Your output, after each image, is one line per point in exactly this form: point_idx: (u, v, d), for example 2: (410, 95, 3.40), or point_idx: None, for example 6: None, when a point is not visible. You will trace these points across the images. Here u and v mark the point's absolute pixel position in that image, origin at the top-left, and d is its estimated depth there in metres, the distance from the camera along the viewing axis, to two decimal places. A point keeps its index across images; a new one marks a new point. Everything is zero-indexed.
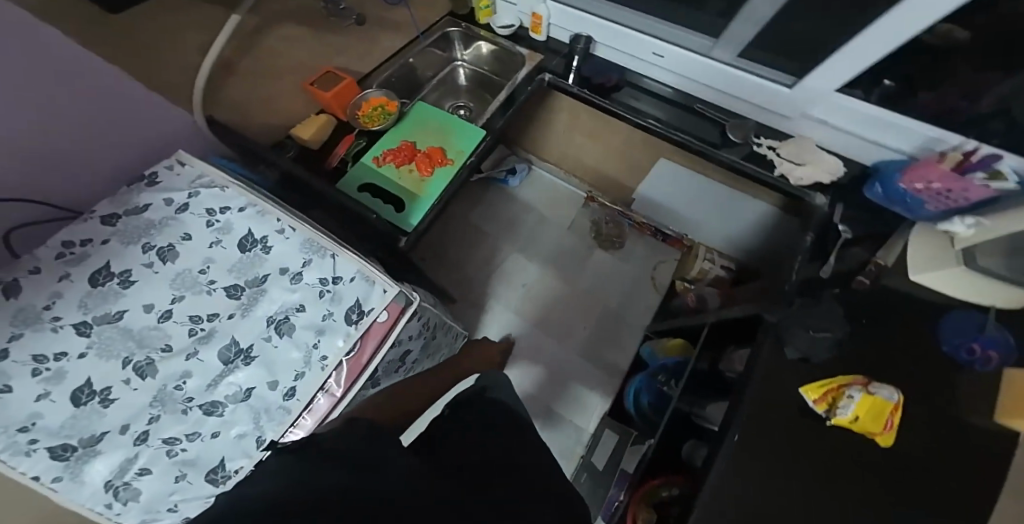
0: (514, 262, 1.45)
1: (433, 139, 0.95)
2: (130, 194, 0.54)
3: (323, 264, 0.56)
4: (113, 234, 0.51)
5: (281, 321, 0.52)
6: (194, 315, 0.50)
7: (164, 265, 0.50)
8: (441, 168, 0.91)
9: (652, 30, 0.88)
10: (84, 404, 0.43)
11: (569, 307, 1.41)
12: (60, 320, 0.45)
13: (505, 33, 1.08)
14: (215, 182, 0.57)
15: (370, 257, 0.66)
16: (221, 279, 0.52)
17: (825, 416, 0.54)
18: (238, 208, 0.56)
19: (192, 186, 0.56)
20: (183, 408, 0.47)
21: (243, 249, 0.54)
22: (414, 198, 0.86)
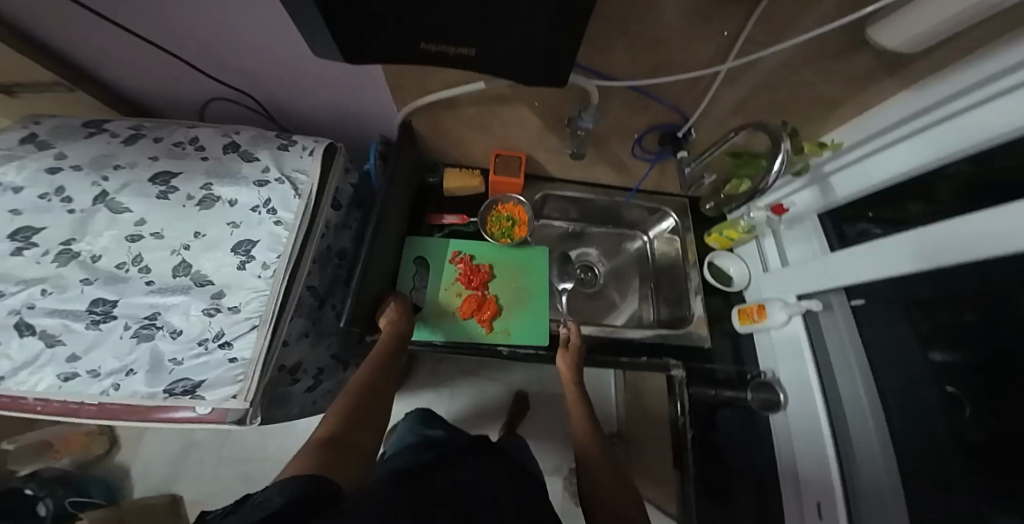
0: (486, 395, 1.26)
1: (511, 296, 0.83)
2: (261, 145, 0.64)
3: (239, 324, 0.52)
4: (211, 161, 0.62)
5: (149, 326, 0.51)
6: (139, 257, 0.54)
7: (191, 208, 0.58)
8: (475, 325, 0.78)
9: (854, 470, 0.63)
10: (16, 241, 0.53)
11: None
12: (104, 181, 0.58)
13: (725, 286, 0.91)
14: (300, 186, 0.61)
15: (302, 336, 0.60)
16: (192, 254, 0.55)
17: None
18: (276, 218, 0.59)
19: (284, 174, 0.62)
20: (19, 305, 0.51)
21: (231, 249, 0.56)
22: (427, 317, 0.79)
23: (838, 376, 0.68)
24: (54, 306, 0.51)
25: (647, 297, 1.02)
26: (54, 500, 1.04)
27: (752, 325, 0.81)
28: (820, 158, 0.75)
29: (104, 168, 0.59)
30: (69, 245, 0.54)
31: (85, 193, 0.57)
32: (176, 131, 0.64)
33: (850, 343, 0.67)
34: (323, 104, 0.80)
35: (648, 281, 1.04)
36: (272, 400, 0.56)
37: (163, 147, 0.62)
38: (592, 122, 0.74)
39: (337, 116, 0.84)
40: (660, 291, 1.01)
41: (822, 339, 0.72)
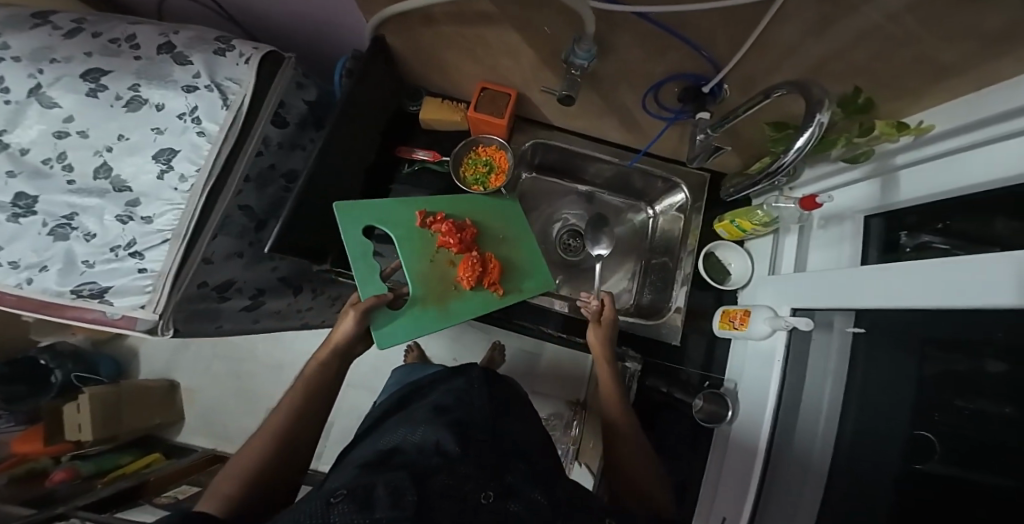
0: (460, 335, 1.33)
1: (502, 250, 0.81)
2: (198, 46, 0.60)
3: (148, 240, 0.56)
4: (144, 59, 0.60)
5: (64, 226, 0.58)
6: (63, 156, 0.59)
7: (117, 110, 0.59)
8: (485, 292, 0.75)
9: (782, 492, 0.64)
10: None
11: None
12: (40, 73, 0.59)
13: (725, 283, 0.83)
14: (231, 96, 0.58)
15: (230, 256, 0.63)
16: (115, 159, 0.58)
17: None
18: (196, 131, 0.57)
19: (214, 80, 0.58)
20: None
21: (156, 159, 0.57)
22: (423, 303, 0.71)
23: (808, 408, 0.63)
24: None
25: (635, 276, 0.95)
26: (62, 372, 1.26)
27: (731, 330, 0.73)
28: (893, 144, 0.51)
29: (41, 61, 0.59)
30: (1, 135, 0.59)
31: (20, 85, 0.59)
32: (116, 28, 0.63)
33: (837, 374, 0.59)
34: (290, 7, 0.71)
35: (641, 259, 0.96)
36: (194, 314, 0.62)
37: (99, 43, 0.61)
38: (588, 60, 0.58)
39: (307, 24, 0.75)
40: (640, 268, 0.95)
41: (802, 357, 0.64)
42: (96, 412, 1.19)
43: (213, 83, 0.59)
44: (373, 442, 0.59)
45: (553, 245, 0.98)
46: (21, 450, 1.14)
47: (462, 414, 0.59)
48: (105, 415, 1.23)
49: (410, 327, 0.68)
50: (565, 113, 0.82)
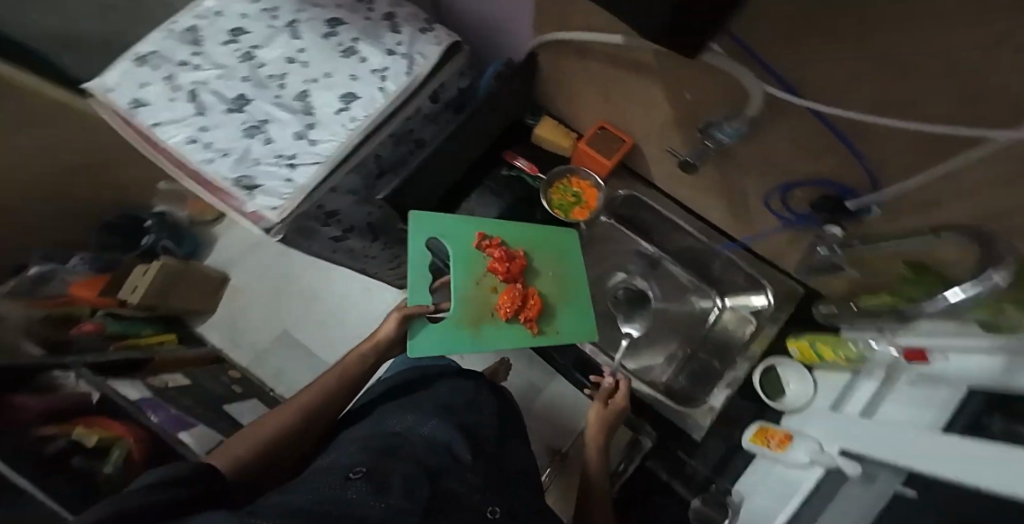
0: None
1: (547, 289, 0.81)
2: (412, 27, 0.75)
3: (310, 154, 0.66)
4: (369, 23, 0.75)
5: (249, 123, 0.68)
6: (279, 74, 0.71)
7: (335, 53, 0.73)
8: (520, 326, 0.76)
9: None
10: (217, 26, 0.73)
11: None
12: (297, 11, 0.76)
13: (775, 402, 0.78)
14: (419, 70, 0.72)
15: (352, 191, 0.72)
16: (313, 87, 0.70)
17: None
18: (385, 90, 0.71)
19: (411, 53, 0.73)
20: (189, 67, 0.70)
21: (346, 98, 0.70)
22: (460, 324, 0.72)
23: None
24: (214, 87, 0.69)
25: (675, 359, 0.92)
26: (154, 237, 1.43)
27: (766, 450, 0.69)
28: None
29: (302, 4, 0.76)
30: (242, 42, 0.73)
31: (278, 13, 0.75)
32: None
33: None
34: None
35: (686, 346, 0.93)
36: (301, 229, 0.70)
37: (346, 4, 0.77)
38: (731, 136, 0.60)
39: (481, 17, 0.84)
40: (686, 353, 0.92)
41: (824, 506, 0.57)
42: (159, 276, 1.32)
43: (407, 53, 0.73)
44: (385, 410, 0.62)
45: (605, 296, 0.98)
46: (79, 291, 1.27)
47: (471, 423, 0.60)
48: (166, 283, 1.35)
49: (443, 344, 0.70)
50: (675, 177, 0.84)
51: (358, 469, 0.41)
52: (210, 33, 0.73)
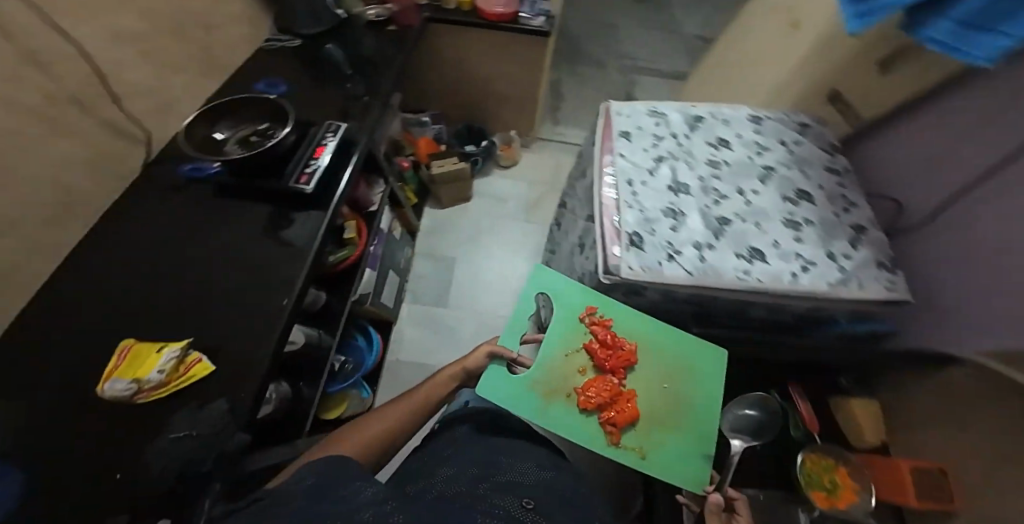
0: None
1: (654, 406, 0.53)
2: (855, 199, 0.69)
3: (628, 214, 0.61)
4: (818, 181, 0.70)
5: (660, 205, 0.63)
6: (694, 169, 0.68)
7: (769, 186, 0.67)
8: (597, 424, 0.50)
9: None
10: (652, 112, 0.77)
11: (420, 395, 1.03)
12: (750, 133, 0.74)
13: None
14: (845, 239, 0.63)
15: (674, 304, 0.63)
16: (734, 199, 0.65)
17: (148, 371, 0.49)
18: (715, 207, 0.63)
19: (841, 220, 0.65)
20: (622, 134, 0.73)
21: (696, 195, 0.65)
22: (546, 396, 0.51)
23: None
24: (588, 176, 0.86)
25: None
26: None
27: None
28: None
29: (741, 125, 0.76)
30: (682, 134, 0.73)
31: (731, 127, 0.75)
32: (825, 138, 0.76)
33: None
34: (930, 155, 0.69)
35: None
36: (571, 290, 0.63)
37: (797, 148, 0.73)
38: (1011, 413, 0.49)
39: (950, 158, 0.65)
40: None
41: None
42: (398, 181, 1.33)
43: (836, 213, 0.66)
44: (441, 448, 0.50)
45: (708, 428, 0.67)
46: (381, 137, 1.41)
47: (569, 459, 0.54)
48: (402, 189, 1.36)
49: (512, 394, 0.50)
50: (951, 444, 0.59)
51: (530, 500, 0.34)
52: (653, 112, 0.75)
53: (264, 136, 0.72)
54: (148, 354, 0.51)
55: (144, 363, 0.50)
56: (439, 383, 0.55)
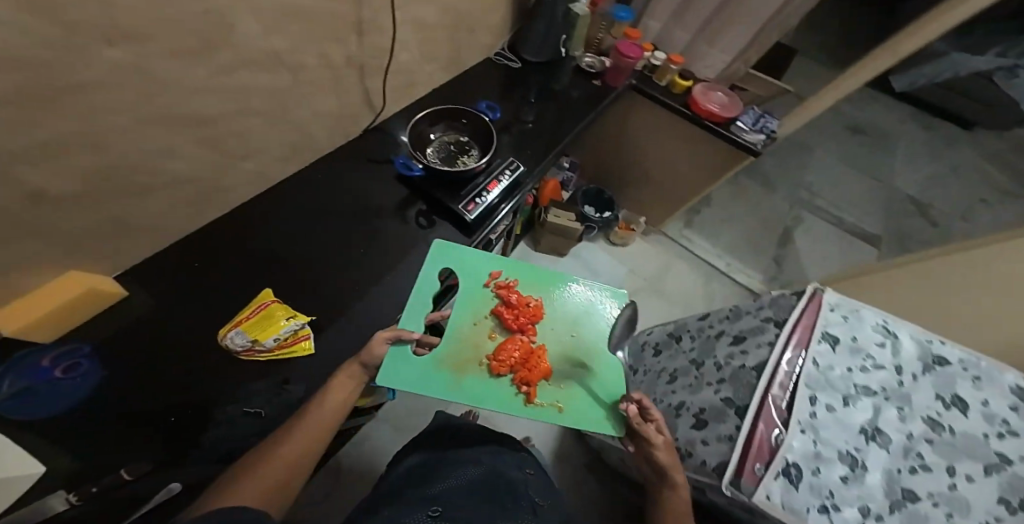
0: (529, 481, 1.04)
1: (555, 350, 0.57)
2: None
3: (797, 438, 0.59)
4: None
5: (853, 453, 0.60)
6: (903, 420, 0.63)
7: (996, 468, 0.58)
8: (508, 389, 0.52)
9: None
10: (869, 328, 0.72)
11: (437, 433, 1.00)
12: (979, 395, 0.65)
13: None
14: None
15: None
16: (944, 472, 0.59)
17: (274, 334, 0.62)
18: (911, 476, 0.59)
19: None
20: (829, 347, 0.69)
21: (890, 451, 0.61)
22: (453, 365, 0.53)
23: None
24: (728, 334, 0.80)
25: None
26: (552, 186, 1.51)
27: None
28: None
29: (971, 376, 0.67)
30: (899, 369, 0.68)
31: (959, 377, 0.67)
32: None
33: None
34: None
35: None
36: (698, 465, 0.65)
37: None
38: None
39: None
40: None
41: None
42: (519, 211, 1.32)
43: None
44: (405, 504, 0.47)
45: None
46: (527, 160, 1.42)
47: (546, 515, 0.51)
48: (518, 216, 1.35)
49: (419, 376, 0.51)
50: None
51: None
52: (874, 337, 0.71)
53: (462, 156, 0.82)
54: (279, 317, 0.63)
55: (271, 321, 0.63)
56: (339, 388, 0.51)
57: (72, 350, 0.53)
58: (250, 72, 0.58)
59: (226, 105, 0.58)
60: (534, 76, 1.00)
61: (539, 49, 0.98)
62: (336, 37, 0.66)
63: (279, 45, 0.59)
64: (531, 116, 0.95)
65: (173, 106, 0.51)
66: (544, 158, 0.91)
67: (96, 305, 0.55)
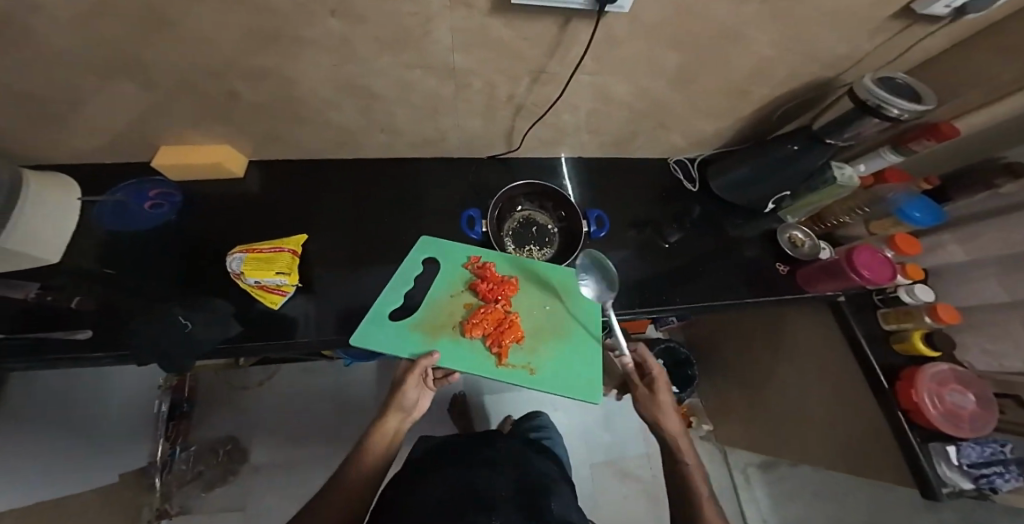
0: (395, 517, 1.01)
1: (533, 318, 0.57)
2: None
3: None
4: None
5: None
6: None
7: None
8: (486, 352, 0.52)
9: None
10: None
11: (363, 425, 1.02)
12: None
13: None
14: None
15: None
16: None
17: (261, 278, 0.52)
18: None
19: None
20: None
21: None
22: (430, 332, 0.53)
23: None
24: None
25: None
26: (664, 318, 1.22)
27: None
28: None
29: None
30: None
31: None
32: None
33: None
34: None
35: None
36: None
37: None
38: None
39: None
40: None
41: None
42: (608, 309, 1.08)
43: None
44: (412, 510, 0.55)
45: None
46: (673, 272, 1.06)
47: (511, 490, 0.60)
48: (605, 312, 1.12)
49: (391, 343, 0.51)
50: None
51: None
52: None
53: (534, 247, 0.65)
54: (282, 266, 0.53)
55: (274, 265, 0.53)
56: (382, 430, 0.55)
57: (169, 194, 0.63)
58: (424, 74, 0.46)
59: (389, 90, 0.49)
60: (711, 214, 0.70)
61: (737, 190, 0.66)
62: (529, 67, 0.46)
63: (468, 63, 0.45)
64: (658, 253, 0.67)
65: (340, 73, 0.45)
66: (627, 310, 0.61)
67: (191, 174, 0.64)
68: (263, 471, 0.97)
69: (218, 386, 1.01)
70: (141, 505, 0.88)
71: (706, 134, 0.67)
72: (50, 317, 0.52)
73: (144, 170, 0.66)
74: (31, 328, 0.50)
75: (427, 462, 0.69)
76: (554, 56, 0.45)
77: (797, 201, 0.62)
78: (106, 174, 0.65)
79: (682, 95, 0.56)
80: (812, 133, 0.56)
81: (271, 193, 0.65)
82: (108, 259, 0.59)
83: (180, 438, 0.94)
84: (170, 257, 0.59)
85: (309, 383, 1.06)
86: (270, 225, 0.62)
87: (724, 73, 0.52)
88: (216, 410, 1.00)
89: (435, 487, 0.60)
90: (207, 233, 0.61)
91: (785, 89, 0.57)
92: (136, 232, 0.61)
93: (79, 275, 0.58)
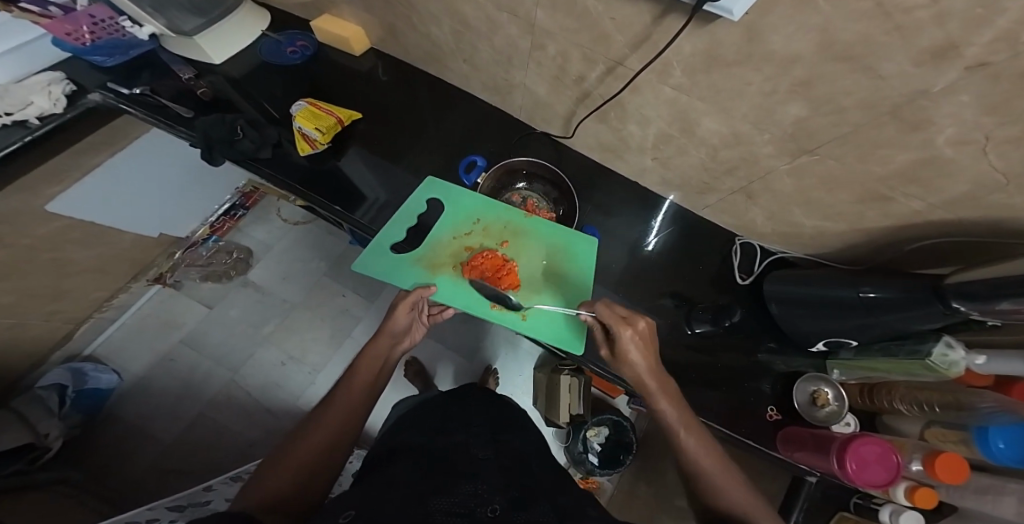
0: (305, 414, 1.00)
1: (533, 268, 0.52)
2: None
3: None
4: None
5: None
6: None
7: None
8: (483, 293, 0.49)
9: None
10: None
11: (334, 318, 1.07)
12: None
13: None
14: None
15: None
16: None
17: (303, 126, 0.61)
18: None
19: None
20: None
21: None
22: (429, 268, 0.51)
23: None
24: None
25: (63, 478, 0.86)
26: None
27: None
28: None
29: None
30: None
31: None
32: None
33: None
34: None
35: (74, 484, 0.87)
36: None
37: None
38: None
39: None
40: (69, 484, 0.86)
41: None
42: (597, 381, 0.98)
43: None
44: (374, 466, 0.41)
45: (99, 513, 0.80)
46: None
47: (493, 460, 0.38)
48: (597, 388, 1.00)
49: (391, 272, 0.50)
50: None
51: (497, 508, 0.26)
52: None
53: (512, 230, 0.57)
54: (327, 126, 0.62)
55: (319, 121, 0.62)
56: (370, 358, 0.45)
57: (306, 47, 0.75)
58: (511, 19, 0.49)
59: (481, 23, 0.52)
60: (757, 326, 0.55)
61: (790, 307, 0.48)
62: (603, 50, 0.45)
63: (549, 22, 0.46)
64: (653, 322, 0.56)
65: None
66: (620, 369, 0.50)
67: (336, 44, 0.73)
68: (248, 290, 1.09)
69: (263, 215, 1.16)
70: (153, 262, 1.05)
71: (801, 232, 0.51)
72: (184, 96, 0.70)
73: (306, 27, 0.80)
74: (174, 100, 0.69)
75: (406, 425, 0.51)
76: (638, 49, 0.42)
77: (860, 357, 0.44)
78: (275, 17, 0.81)
79: (786, 165, 0.44)
80: (934, 285, 0.33)
81: (361, 79, 0.72)
82: (247, 77, 0.74)
83: (219, 232, 1.10)
84: (267, 93, 0.71)
85: (320, 256, 1.13)
86: (345, 100, 0.69)
87: (854, 162, 0.38)
88: (252, 230, 1.14)
89: (408, 442, 0.44)
90: (299, 87, 0.72)
91: (948, 234, 0.39)
92: (263, 65, 0.75)
93: (210, 76, 0.73)
